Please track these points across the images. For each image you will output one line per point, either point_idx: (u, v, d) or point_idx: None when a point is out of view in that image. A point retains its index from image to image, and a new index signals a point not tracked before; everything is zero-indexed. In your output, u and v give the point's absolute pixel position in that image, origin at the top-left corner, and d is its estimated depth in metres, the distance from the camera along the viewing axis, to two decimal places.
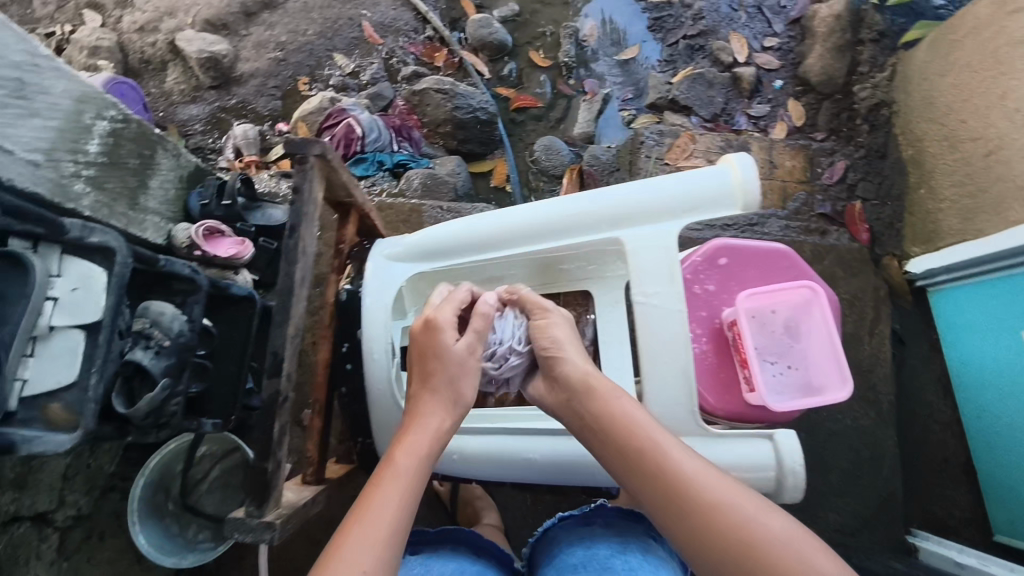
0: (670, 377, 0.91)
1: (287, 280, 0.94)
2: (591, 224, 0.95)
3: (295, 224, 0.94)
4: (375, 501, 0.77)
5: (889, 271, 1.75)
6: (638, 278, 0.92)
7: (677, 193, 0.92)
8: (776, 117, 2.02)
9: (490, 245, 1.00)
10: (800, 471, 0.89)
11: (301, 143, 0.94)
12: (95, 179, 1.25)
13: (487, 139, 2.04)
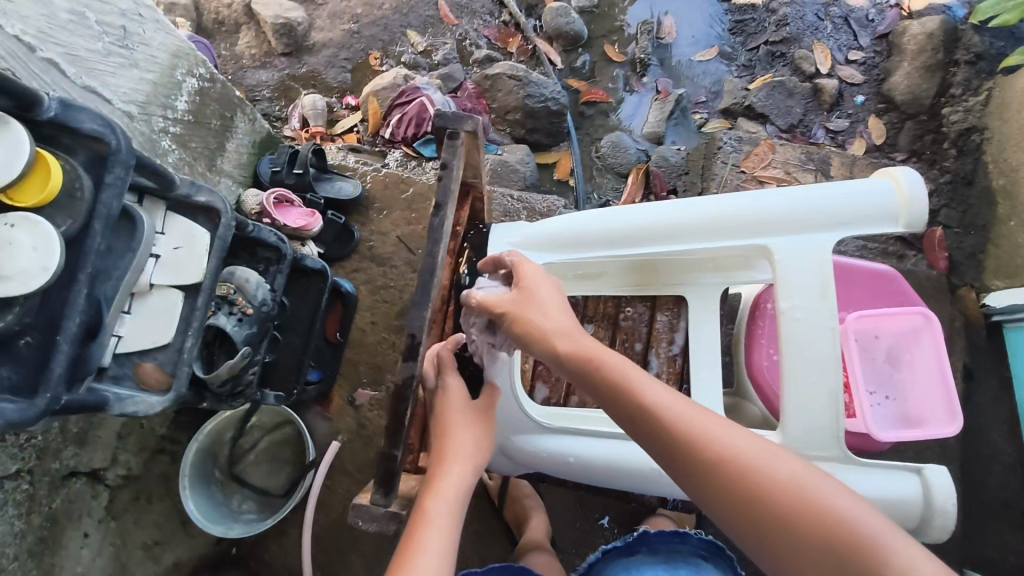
0: (817, 404, 0.81)
1: (431, 259, 0.81)
2: (737, 227, 0.85)
3: (442, 201, 0.82)
4: (423, 525, 0.72)
5: (964, 303, 1.65)
6: (786, 290, 0.83)
7: (837, 204, 0.82)
8: (855, 133, 1.95)
9: (616, 241, 0.91)
10: (952, 511, 0.80)
11: (453, 116, 0.83)
12: (179, 137, 1.25)
13: (555, 130, 2.00)
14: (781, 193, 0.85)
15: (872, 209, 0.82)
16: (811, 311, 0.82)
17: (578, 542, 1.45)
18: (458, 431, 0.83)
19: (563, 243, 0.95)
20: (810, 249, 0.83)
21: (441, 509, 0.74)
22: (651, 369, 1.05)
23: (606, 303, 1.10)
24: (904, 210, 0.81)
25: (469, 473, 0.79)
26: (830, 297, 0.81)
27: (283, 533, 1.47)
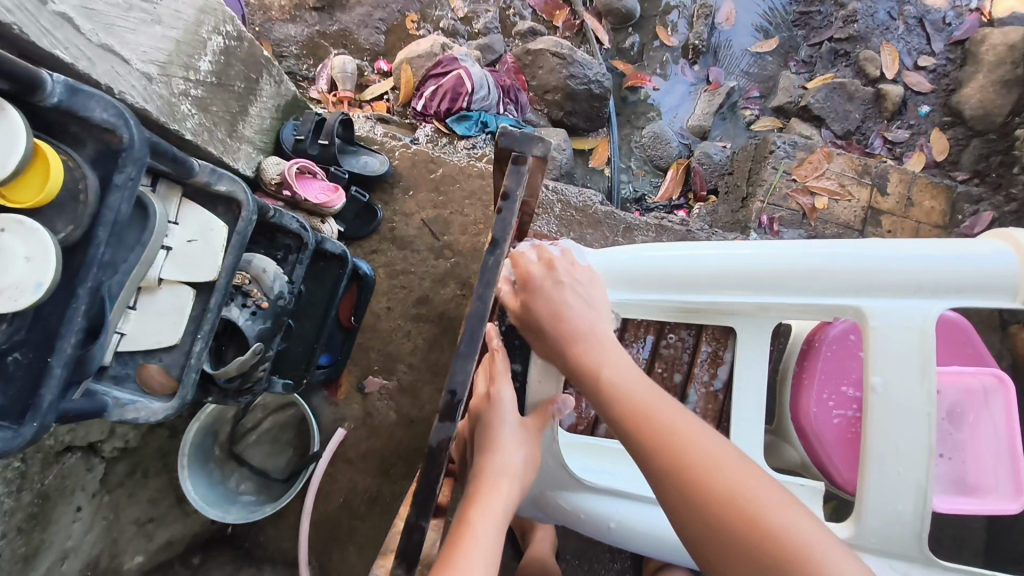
0: (901, 493, 0.79)
1: (480, 304, 0.67)
2: (834, 283, 0.81)
3: (500, 236, 0.68)
4: (469, 542, 0.67)
5: (1014, 342, 1.51)
6: (879, 365, 0.80)
7: (951, 267, 0.79)
8: (915, 146, 1.83)
9: (687, 282, 0.87)
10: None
11: (523, 138, 0.74)
12: (199, 100, 1.16)
13: (594, 115, 1.88)
14: (890, 251, 0.80)
15: (987, 278, 0.79)
16: (906, 389, 0.79)
17: (582, 555, 1.39)
18: (504, 447, 0.78)
19: (625, 275, 0.90)
20: (913, 318, 0.80)
21: (486, 527, 0.69)
22: (687, 403, 0.99)
23: (648, 328, 1.01)
24: (1019, 282, 0.79)
25: (511, 495, 0.75)
26: (930, 377, 0.79)
27: (281, 517, 1.43)
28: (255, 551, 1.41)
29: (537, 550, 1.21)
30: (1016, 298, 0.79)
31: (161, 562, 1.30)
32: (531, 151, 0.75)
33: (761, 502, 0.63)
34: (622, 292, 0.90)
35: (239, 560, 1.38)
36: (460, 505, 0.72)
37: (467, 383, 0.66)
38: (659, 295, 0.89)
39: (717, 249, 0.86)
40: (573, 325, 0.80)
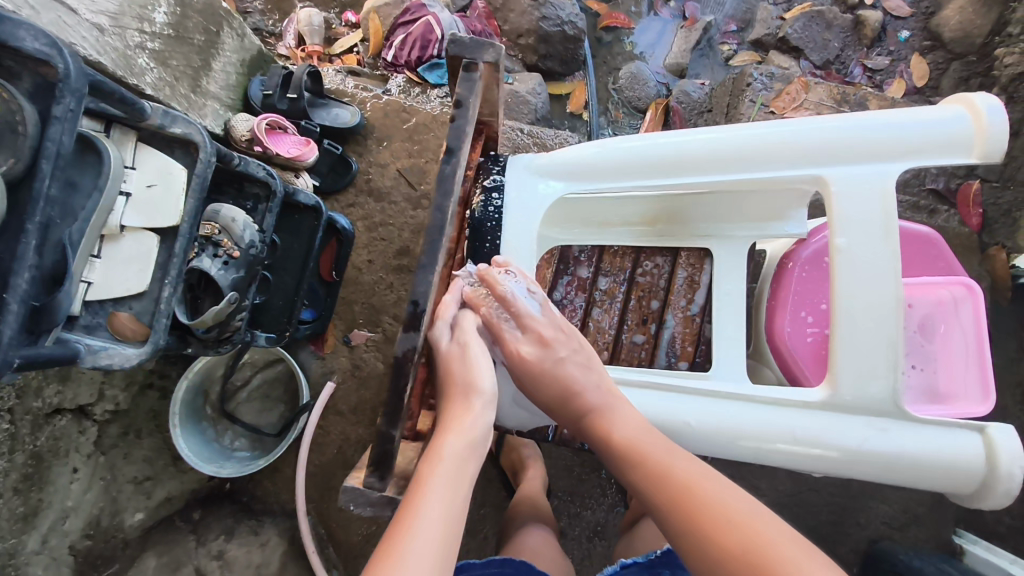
0: (871, 358, 0.79)
1: (438, 214, 0.74)
2: (795, 157, 0.81)
3: (455, 146, 0.76)
4: (440, 457, 0.66)
5: (993, 265, 1.57)
6: (843, 226, 0.80)
7: (907, 128, 0.78)
8: (895, 73, 1.82)
9: (654, 168, 0.86)
10: (1019, 473, 0.78)
11: (473, 44, 0.78)
12: (158, 54, 1.15)
13: (570, 58, 1.85)
14: (850, 120, 0.80)
15: (944, 138, 0.78)
16: (872, 251, 0.79)
17: (573, 491, 1.43)
18: (468, 395, 0.73)
19: (591, 170, 0.89)
20: (873, 182, 0.80)
21: (443, 467, 0.65)
22: (665, 327, 1.00)
23: (623, 256, 1.02)
24: (976, 138, 0.77)
25: (476, 440, 0.69)
26: (889, 237, 0.79)
27: (277, 471, 1.45)
28: (254, 505, 1.44)
29: (527, 487, 1.24)
30: (974, 155, 0.78)
31: (161, 518, 1.33)
32: (482, 57, 0.79)
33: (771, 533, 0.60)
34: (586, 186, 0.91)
35: (238, 513, 1.41)
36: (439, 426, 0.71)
37: (428, 293, 0.73)
38: (630, 180, 0.88)
39: (682, 134, 0.85)
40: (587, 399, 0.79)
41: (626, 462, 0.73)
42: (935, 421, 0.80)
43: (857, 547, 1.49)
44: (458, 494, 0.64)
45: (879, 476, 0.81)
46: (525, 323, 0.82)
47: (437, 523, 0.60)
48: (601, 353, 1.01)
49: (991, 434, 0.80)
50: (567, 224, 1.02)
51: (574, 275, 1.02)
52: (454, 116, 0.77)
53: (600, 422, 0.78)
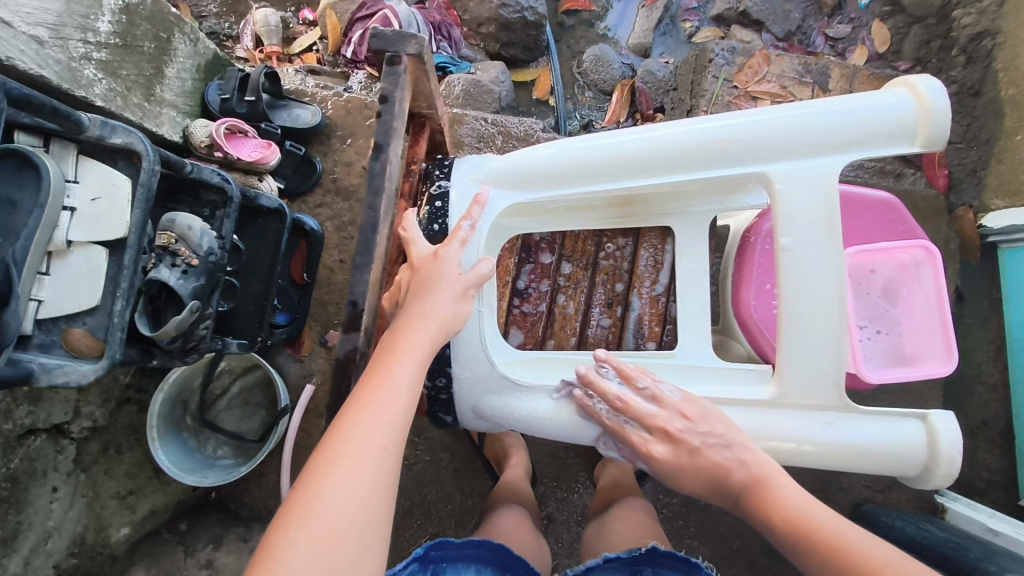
0: (818, 348, 0.78)
1: (371, 213, 0.83)
2: (739, 154, 0.80)
3: (382, 143, 0.84)
4: (379, 375, 0.71)
5: (961, 224, 1.60)
6: (788, 225, 0.78)
7: (849, 121, 0.76)
8: (857, 40, 1.82)
9: (599, 171, 0.85)
10: (958, 456, 0.80)
11: (394, 39, 0.85)
12: (105, 64, 1.13)
13: (532, 44, 1.84)
14: (792, 111, 0.78)
15: (886, 126, 0.76)
16: (816, 247, 0.78)
17: (559, 477, 1.45)
18: (395, 367, 0.72)
19: (536, 176, 0.88)
20: (819, 176, 0.78)
21: (362, 439, 0.64)
22: (631, 310, 1.01)
23: (586, 239, 1.02)
24: (919, 125, 0.76)
25: (400, 414, 0.69)
26: (835, 231, 0.77)
27: (262, 477, 1.45)
28: (241, 512, 1.44)
29: (511, 477, 1.25)
30: (916, 142, 0.77)
31: (147, 532, 1.32)
32: (405, 50, 0.86)
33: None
34: (536, 191, 0.89)
35: (225, 521, 1.41)
36: (384, 346, 0.76)
37: (363, 292, 0.82)
38: (575, 185, 0.87)
39: (627, 134, 0.84)
40: (708, 457, 0.76)
41: (796, 542, 0.69)
42: (876, 412, 0.81)
43: (842, 511, 1.51)
44: (378, 471, 0.63)
45: (825, 464, 0.82)
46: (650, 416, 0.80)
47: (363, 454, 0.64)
48: (570, 339, 1.02)
49: (932, 422, 0.81)
50: (522, 220, 0.99)
51: (537, 262, 1.02)
52: (382, 113, 0.84)
53: (765, 495, 0.73)
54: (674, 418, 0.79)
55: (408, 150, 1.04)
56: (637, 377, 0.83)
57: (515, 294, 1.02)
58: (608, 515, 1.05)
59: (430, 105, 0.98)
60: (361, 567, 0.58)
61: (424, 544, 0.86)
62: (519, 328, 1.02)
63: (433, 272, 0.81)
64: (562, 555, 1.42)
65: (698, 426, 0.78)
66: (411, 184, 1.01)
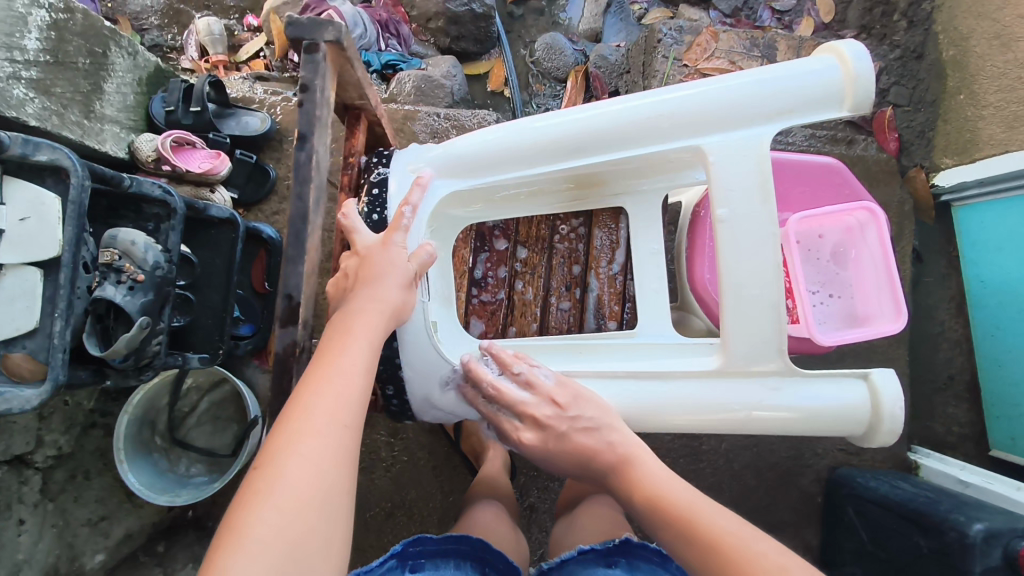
0: (758, 315, 0.79)
1: (300, 204, 0.84)
2: (673, 128, 0.80)
3: (306, 133, 0.84)
4: (330, 361, 0.69)
5: (914, 185, 1.63)
6: (724, 196, 0.79)
7: (776, 90, 0.77)
8: (802, 11, 1.85)
9: (537, 154, 0.84)
10: (899, 413, 0.82)
11: (310, 26, 0.83)
12: (36, 82, 1.10)
13: (482, 36, 1.83)
14: (723, 83, 0.78)
15: (813, 92, 0.76)
16: (752, 215, 0.79)
17: (539, 466, 1.45)
18: (346, 351, 0.70)
19: (475, 163, 0.88)
20: (747, 146, 0.79)
21: (316, 420, 0.63)
22: (590, 291, 1.01)
23: (539, 225, 1.02)
24: (844, 90, 0.76)
25: (355, 396, 0.67)
26: (769, 199, 0.78)
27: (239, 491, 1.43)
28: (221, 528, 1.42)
29: (489, 471, 1.25)
30: (844, 107, 0.77)
31: (124, 556, 1.30)
32: (323, 38, 0.84)
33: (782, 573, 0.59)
34: (477, 178, 0.89)
35: (204, 539, 1.39)
36: (330, 332, 0.74)
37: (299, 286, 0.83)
38: (515, 171, 0.86)
39: (561, 116, 0.83)
40: (578, 438, 0.78)
41: (654, 517, 0.68)
42: (823, 373, 0.82)
43: (818, 477, 1.54)
44: (338, 449, 0.63)
45: (777, 430, 0.83)
46: (531, 384, 0.82)
47: (317, 438, 0.62)
48: (531, 326, 1.02)
49: (874, 379, 0.83)
50: (470, 209, 0.99)
51: (492, 250, 1.02)
52: (303, 103, 0.85)
53: (626, 471, 0.74)
54: (545, 404, 0.81)
55: (345, 142, 1.01)
56: (514, 363, 0.85)
57: (473, 284, 1.02)
58: (577, 509, 1.06)
59: (362, 95, 0.97)
60: (325, 553, 0.57)
61: (402, 541, 0.85)
62: (479, 318, 1.02)
63: (381, 260, 0.80)
64: (546, 543, 1.43)
65: (569, 411, 0.79)
66: (350, 176, 0.98)
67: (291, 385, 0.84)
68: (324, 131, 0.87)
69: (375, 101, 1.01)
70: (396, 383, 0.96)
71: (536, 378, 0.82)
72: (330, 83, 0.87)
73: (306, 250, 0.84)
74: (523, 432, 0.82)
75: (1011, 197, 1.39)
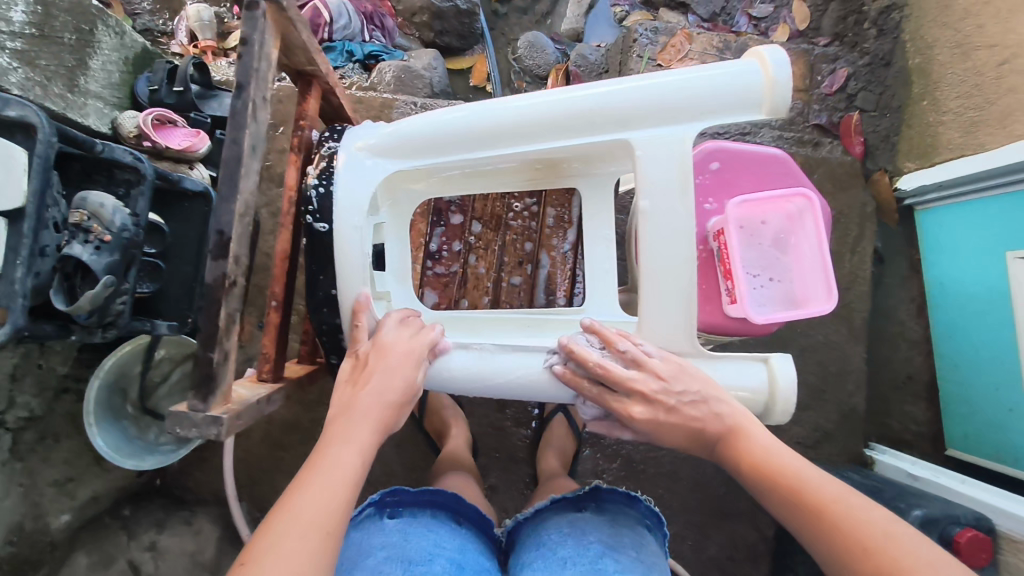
0: (670, 302, 0.84)
1: (234, 147, 0.78)
2: (605, 123, 0.82)
3: (243, 82, 0.79)
4: (343, 425, 0.75)
5: (877, 188, 1.68)
6: (645, 190, 0.82)
7: (699, 92, 0.80)
8: (778, 19, 1.89)
9: (475, 140, 0.86)
10: (791, 395, 0.87)
11: None
12: (20, 54, 1.15)
13: (466, 32, 1.88)
14: (653, 82, 0.81)
15: (735, 93, 0.80)
16: (671, 209, 0.82)
17: (501, 448, 1.49)
18: (355, 415, 0.76)
19: (413, 144, 0.87)
20: (670, 142, 0.82)
21: (320, 487, 0.67)
22: (541, 267, 1.06)
23: (493, 203, 1.08)
24: (765, 93, 0.80)
25: (364, 451, 0.73)
26: (688, 193, 0.81)
27: (206, 462, 1.52)
28: (186, 496, 1.51)
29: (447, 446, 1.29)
30: (762, 110, 0.80)
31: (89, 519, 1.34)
32: None
33: (909, 554, 0.61)
34: (419, 160, 0.89)
35: (169, 505, 1.46)
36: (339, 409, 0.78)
37: (232, 223, 0.78)
38: (452, 157, 0.88)
39: (497, 106, 0.85)
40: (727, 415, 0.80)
41: (763, 484, 0.74)
42: (726, 356, 0.88)
43: None
44: (348, 494, 0.68)
45: None
46: (639, 362, 0.82)
47: (332, 485, 0.67)
48: (484, 299, 1.07)
49: (773, 365, 0.88)
50: (419, 185, 1.00)
51: (448, 224, 1.07)
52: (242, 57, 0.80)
53: (738, 444, 0.78)
54: (651, 379, 0.81)
55: (297, 108, 0.97)
56: (617, 341, 0.84)
57: (430, 257, 1.06)
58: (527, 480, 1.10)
59: (311, 61, 0.94)
60: None
61: (379, 491, 0.93)
62: (433, 288, 1.06)
63: (389, 349, 0.83)
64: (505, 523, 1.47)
65: (673, 386, 0.81)
66: (301, 139, 0.93)
67: (219, 317, 0.78)
68: (264, 86, 0.82)
69: (327, 68, 0.99)
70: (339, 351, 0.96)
71: (645, 352, 0.83)
72: (272, 44, 0.83)
73: (240, 191, 0.79)
74: (636, 408, 0.82)
75: (965, 201, 1.44)
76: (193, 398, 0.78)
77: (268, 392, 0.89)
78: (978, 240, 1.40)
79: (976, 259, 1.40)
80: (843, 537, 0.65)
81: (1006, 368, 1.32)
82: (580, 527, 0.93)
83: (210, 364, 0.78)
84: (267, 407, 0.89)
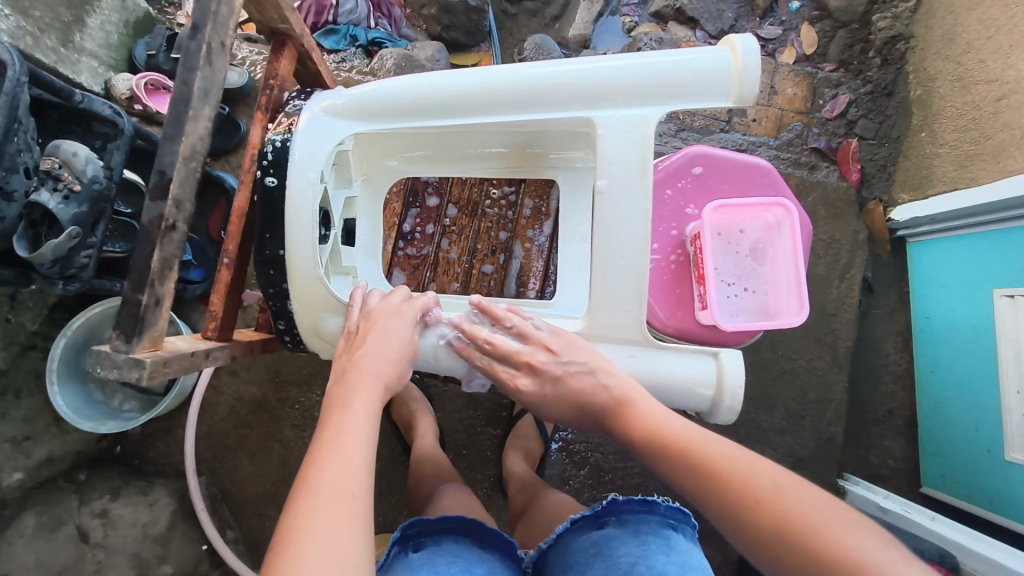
0: (623, 288, 0.82)
1: (184, 89, 0.77)
2: (568, 98, 0.81)
3: (199, 23, 0.78)
4: (350, 398, 0.71)
5: (872, 218, 1.66)
6: (604, 168, 0.81)
7: (664, 73, 0.79)
8: (786, 42, 1.82)
9: (436, 107, 0.85)
10: (739, 391, 0.85)
11: None
12: (14, 2, 1.15)
13: (474, 29, 1.85)
14: (620, 62, 0.80)
15: (701, 78, 0.78)
16: (628, 189, 0.81)
17: (467, 446, 1.47)
18: (354, 392, 0.71)
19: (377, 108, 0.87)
20: (635, 123, 0.81)
21: (332, 489, 0.60)
22: (513, 258, 1.06)
23: (470, 189, 1.08)
24: (731, 81, 0.78)
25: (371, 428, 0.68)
26: (647, 174, 0.80)
27: (168, 434, 1.48)
28: (145, 467, 1.47)
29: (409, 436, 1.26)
30: (729, 98, 0.79)
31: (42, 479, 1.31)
32: None
33: (792, 498, 0.58)
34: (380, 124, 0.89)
35: (126, 474, 1.42)
36: (336, 386, 0.74)
37: (175, 163, 0.76)
38: (412, 122, 0.87)
39: (460, 75, 0.84)
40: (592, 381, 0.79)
41: (653, 451, 0.70)
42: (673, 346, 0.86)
43: None
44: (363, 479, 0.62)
45: None
46: (522, 334, 0.84)
47: (344, 469, 0.62)
48: (452, 285, 1.07)
49: (722, 359, 0.86)
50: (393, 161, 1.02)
51: (423, 206, 1.08)
52: None
53: (624, 411, 0.76)
54: (539, 351, 0.83)
55: (267, 66, 0.95)
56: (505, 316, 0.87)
57: (402, 239, 1.07)
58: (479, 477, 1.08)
59: (284, 19, 0.91)
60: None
61: (399, 527, 0.86)
62: (402, 270, 1.07)
63: (388, 323, 0.81)
64: None
65: (562, 357, 0.81)
66: (270, 98, 0.92)
67: (152, 257, 0.75)
68: (223, 31, 0.80)
69: (301, 29, 0.96)
70: (288, 317, 0.91)
71: (530, 328, 0.84)
72: None
73: (187, 131, 0.77)
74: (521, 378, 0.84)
75: (958, 235, 1.41)
76: (116, 338, 0.74)
77: (206, 346, 0.86)
78: (968, 275, 1.37)
79: (964, 294, 1.38)
80: (727, 491, 0.61)
81: (985, 408, 1.29)
82: (604, 548, 0.83)
83: (139, 305, 0.75)
84: (205, 363, 0.85)
